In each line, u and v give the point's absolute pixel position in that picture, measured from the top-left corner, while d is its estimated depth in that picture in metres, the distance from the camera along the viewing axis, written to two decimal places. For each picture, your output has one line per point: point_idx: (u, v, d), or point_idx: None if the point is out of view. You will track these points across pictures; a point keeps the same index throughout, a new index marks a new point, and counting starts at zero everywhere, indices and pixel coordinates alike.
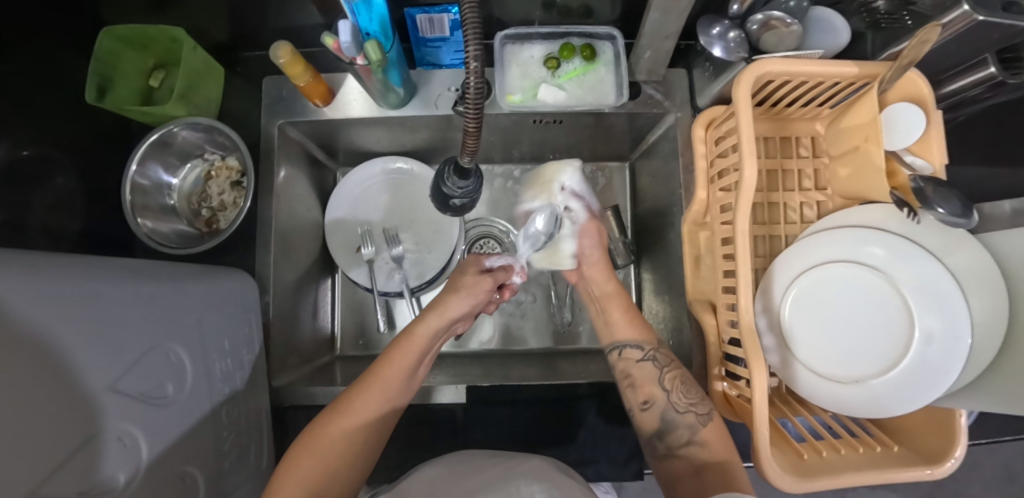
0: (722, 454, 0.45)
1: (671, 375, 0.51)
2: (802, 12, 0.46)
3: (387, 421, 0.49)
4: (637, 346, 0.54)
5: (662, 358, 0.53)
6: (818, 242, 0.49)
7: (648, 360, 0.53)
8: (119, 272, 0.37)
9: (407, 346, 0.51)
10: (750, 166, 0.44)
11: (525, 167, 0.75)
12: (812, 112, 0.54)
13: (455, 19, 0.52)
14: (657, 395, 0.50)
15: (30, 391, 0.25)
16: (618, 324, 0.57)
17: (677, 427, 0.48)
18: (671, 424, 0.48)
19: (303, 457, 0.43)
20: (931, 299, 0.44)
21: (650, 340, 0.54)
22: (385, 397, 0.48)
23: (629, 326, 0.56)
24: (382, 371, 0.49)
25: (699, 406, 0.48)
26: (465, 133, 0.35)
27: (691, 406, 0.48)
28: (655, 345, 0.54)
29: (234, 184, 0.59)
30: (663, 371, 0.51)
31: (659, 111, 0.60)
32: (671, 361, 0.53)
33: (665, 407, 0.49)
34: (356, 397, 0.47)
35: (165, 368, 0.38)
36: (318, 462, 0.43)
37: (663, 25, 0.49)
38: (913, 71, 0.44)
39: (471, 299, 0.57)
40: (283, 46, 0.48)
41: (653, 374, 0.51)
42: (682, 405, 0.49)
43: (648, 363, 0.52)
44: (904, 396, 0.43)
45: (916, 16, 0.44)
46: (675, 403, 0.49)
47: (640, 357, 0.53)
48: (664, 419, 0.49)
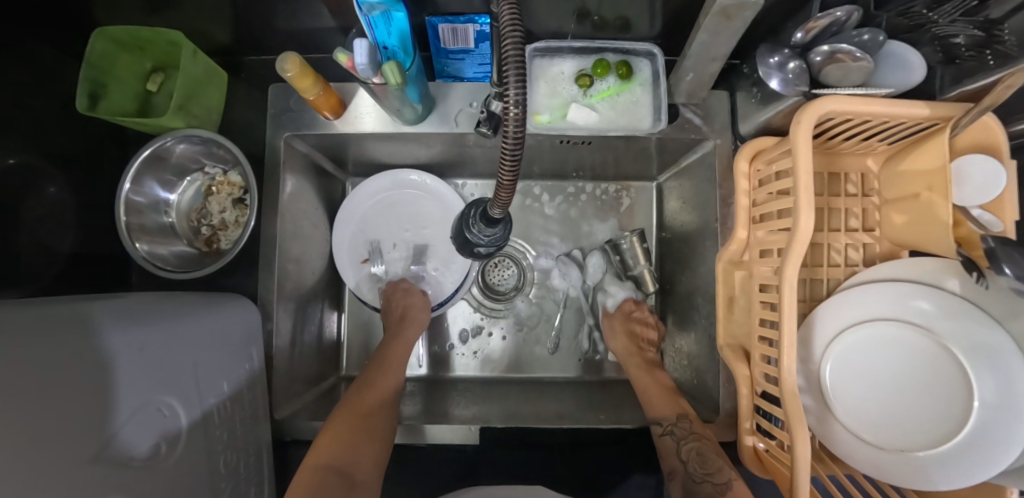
0: None
1: (688, 447, 0.47)
2: (876, 46, 0.40)
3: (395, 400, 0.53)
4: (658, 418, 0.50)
5: (683, 430, 0.48)
6: (868, 297, 0.45)
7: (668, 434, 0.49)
8: (105, 319, 0.33)
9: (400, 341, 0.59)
10: (807, 214, 0.39)
11: (545, 184, 0.71)
12: (867, 147, 0.50)
13: (481, 30, 0.47)
14: (678, 469, 0.46)
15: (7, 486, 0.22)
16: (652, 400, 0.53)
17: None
18: (697, 491, 0.44)
19: (334, 435, 0.46)
20: (992, 368, 0.40)
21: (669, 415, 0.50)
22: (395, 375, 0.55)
23: (661, 401, 0.52)
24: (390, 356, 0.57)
25: (716, 474, 0.43)
26: (498, 186, 0.31)
27: (708, 475, 0.44)
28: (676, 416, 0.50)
29: (236, 201, 0.54)
30: (681, 443, 0.47)
31: (697, 136, 0.55)
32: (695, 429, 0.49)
33: (685, 479, 0.45)
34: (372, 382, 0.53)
35: (157, 424, 0.35)
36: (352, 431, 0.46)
37: (711, 47, 0.45)
38: (992, 116, 0.39)
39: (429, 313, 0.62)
40: (291, 59, 0.43)
41: (672, 446, 0.48)
42: (699, 475, 0.44)
43: (667, 437, 0.49)
44: (960, 470, 0.40)
45: (999, 55, 0.40)
46: (692, 472, 0.45)
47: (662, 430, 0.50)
48: (687, 491, 0.44)
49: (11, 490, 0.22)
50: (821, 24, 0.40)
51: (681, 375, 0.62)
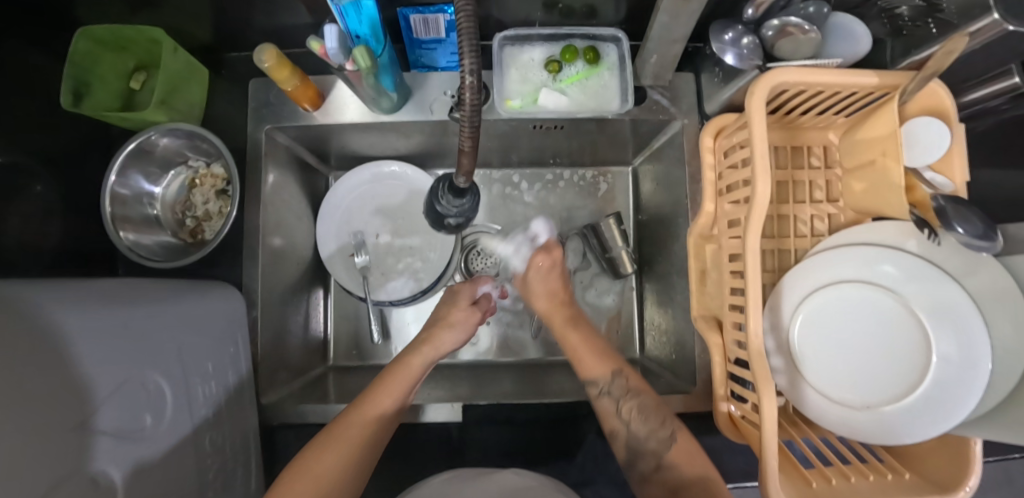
0: (696, 469, 0.43)
1: (628, 406, 0.48)
2: (821, 19, 0.43)
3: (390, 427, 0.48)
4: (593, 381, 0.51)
5: (618, 388, 0.50)
6: (831, 261, 0.47)
7: (605, 395, 0.50)
8: (90, 298, 0.35)
9: (405, 371, 0.51)
10: (763, 183, 0.41)
11: (524, 172, 0.73)
12: (826, 121, 0.52)
13: (451, 20, 0.49)
14: (619, 428, 0.48)
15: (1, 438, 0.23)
16: (579, 356, 0.54)
17: (644, 454, 0.46)
18: (642, 448, 0.46)
19: (315, 470, 0.41)
20: (949, 323, 0.42)
21: (604, 375, 0.51)
22: (397, 399, 0.49)
23: (590, 357, 0.53)
24: (396, 383, 0.50)
25: (659, 430, 0.46)
26: (459, 153, 0.33)
27: (651, 431, 0.46)
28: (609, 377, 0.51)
29: (219, 192, 0.56)
30: (620, 402, 0.49)
31: (665, 117, 0.57)
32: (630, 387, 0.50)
33: (627, 437, 0.47)
34: (371, 402, 0.47)
35: (143, 399, 0.36)
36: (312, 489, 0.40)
37: (671, 28, 0.47)
38: (936, 81, 0.41)
39: (465, 333, 0.58)
40: (267, 50, 0.45)
41: (611, 408, 0.49)
42: (643, 432, 0.47)
43: (605, 398, 0.50)
44: (921, 423, 0.41)
45: (941, 23, 0.41)
46: (636, 431, 0.47)
47: (598, 392, 0.51)
48: (630, 448, 0.47)
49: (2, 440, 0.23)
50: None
51: (661, 352, 0.64)
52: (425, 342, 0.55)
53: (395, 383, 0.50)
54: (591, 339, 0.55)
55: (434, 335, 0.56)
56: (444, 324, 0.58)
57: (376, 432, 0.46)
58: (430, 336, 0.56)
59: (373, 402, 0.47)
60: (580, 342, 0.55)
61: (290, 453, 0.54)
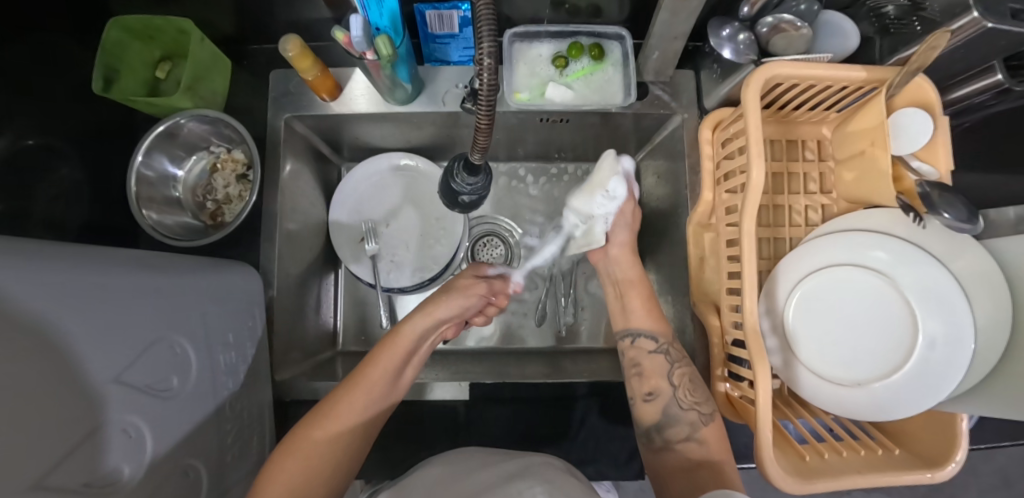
0: (718, 453, 0.47)
1: (680, 372, 0.51)
2: (813, 15, 0.46)
3: (366, 427, 0.48)
4: (651, 337, 0.54)
5: (675, 353, 0.52)
6: (823, 246, 0.49)
7: (661, 353, 0.53)
8: (126, 264, 0.37)
9: (388, 359, 0.50)
10: (758, 168, 0.44)
11: (530, 166, 0.75)
12: (819, 115, 0.54)
13: (465, 16, 0.52)
14: (662, 388, 0.50)
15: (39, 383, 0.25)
16: (635, 312, 0.56)
17: (678, 421, 0.49)
18: (677, 417, 0.49)
19: (308, 449, 0.43)
20: (933, 303, 0.44)
21: (665, 334, 0.54)
22: (369, 402, 0.48)
23: (646, 316, 0.56)
24: (372, 375, 0.49)
25: (704, 406, 0.49)
26: (476, 130, 0.36)
27: (695, 405, 0.49)
28: (669, 338, 0.54)
29: (240, 177, 0.59)
30: (674, 366, 0.51)
31: (666, 111, 0.60)
32: (681, 356, 0.53)
33: (669, 401, 0.49)
34: (335, 411, 0.46)
35: (171, 360, 0.38)
36: (306, 466, 0.42)
37: (672, 26, 0.49)
38: (921, 76, 0.44)
39: (463, 300, 0.59)
40: (292, 40, 0.48)
41: (662, 366, 0.52)
42: (686, 402, 0.49)
43: (659, 355, 0.52)
44: (905, 399, 0.43)
45: (926, 23, 0.44)
46: (680, 398, 0.49)
47: (652, 349, 0.53)
48: (667, 412, 0.49)
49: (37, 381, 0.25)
50: None
51: None
52: (420, 309, 0.56)
53: (382, 356, 0.50)
54: (651, 303, 0.57)
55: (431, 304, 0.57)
56: (443, 291, 0.59)
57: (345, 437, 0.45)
58: (424, 306, 0.57)
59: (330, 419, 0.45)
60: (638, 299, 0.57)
61: None
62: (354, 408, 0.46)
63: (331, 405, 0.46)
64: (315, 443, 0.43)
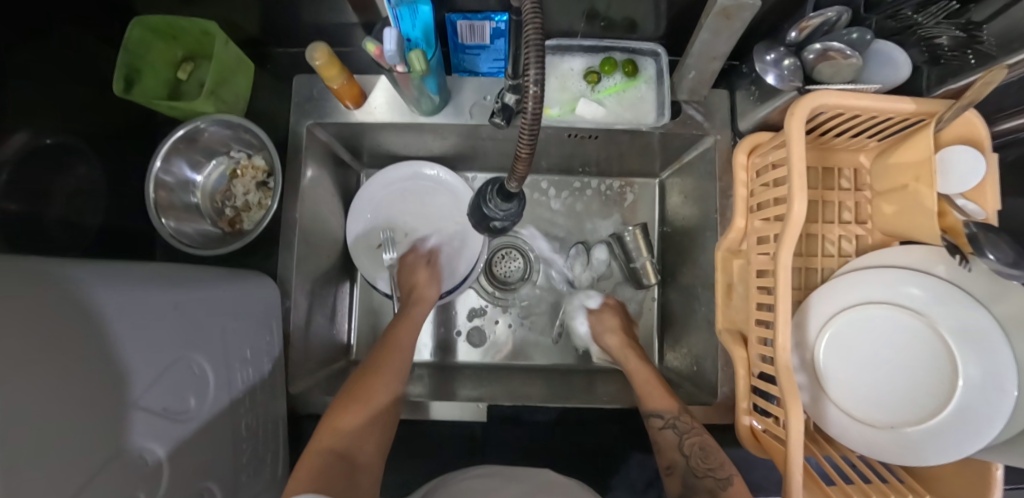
0: None
1: (691, 441, 0.48)
2: (864, 45, 0.44)
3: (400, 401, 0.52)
4: (658, 412, 0.50)
5: (683, 425, 0.49)
6: (860, 281, 0.48)
7: (670, 429, 0.49)
8: (146, 279, 0.36)
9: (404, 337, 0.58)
10: (800, 201, 0.42)
11: (552, 179, 0.74)
12: (859, 143, 0.53)
13: (497, 27, 0.50)
14: (678, 462, 0.47)
15: (54, 420, 0.24)
16: (651, 394, 0.53)
17: (698, 492, 0.45)
18: (697, 486, 0.45)
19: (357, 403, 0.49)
20: (974, 347, 0.43)
21: (671, 408, 0.50)
22: (402, 360, 0.56)
23: (659, 396, 0.52)
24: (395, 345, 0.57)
25: (719, 470, 0.45)
26: (516, 158, 0.34)
27: (710, 471, 0.45)
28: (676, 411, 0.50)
29: (260, 184, 0.57)
30: (684, 437, 0.48)
31: (698, 132, 0.58)
32: (694, 424, 0.50)
33: (685, 470, 0.46)
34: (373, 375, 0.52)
35: (189, 380, 0.37)
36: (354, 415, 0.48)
37: (712, 46, 0.48)
38: (972, 111, 0.42)
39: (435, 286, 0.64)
40: (319, 48, 0.46)
41: (675, 441, 0.48)
42: (700, 470, 0.46)
43: (669, 431, 0.49)
44: (942, 446, 0.42)
45: (981, 55, 0.43)
46: (694, 468, 0.46)
47: (662, 424, 0.50)
48: (686, 485, 0.46)
49: (49, 419, 0.24)
50: (813, 24, 0.44)
51: (682, 364, 0.64)
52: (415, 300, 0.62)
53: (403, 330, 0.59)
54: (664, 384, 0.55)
55: (419, 289, 0.63)
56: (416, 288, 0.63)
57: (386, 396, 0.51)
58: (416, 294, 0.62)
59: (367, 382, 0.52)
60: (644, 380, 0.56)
61: None
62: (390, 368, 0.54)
63: (374, 367, 0.54)
64: (362, 398, 0.49)
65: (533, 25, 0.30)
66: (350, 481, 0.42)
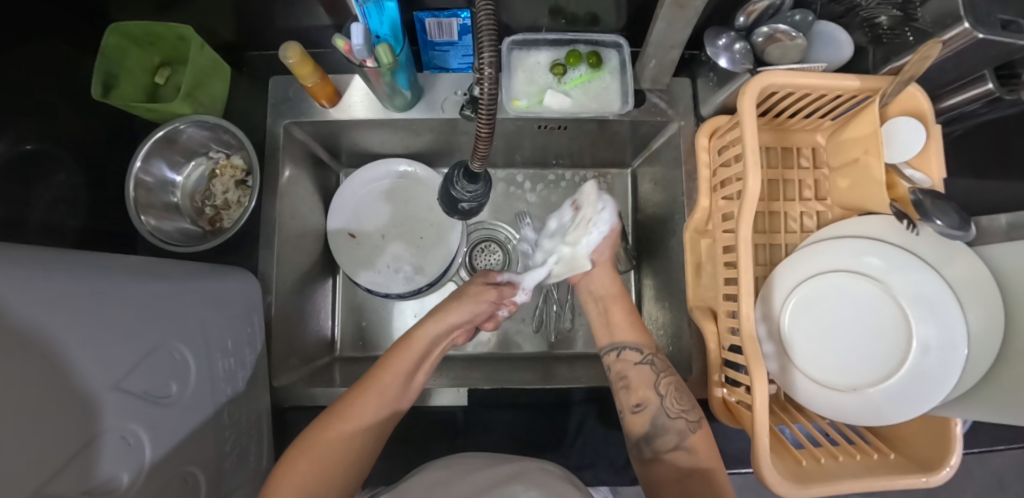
0: (707, 462, 0.46)
1: (666, 381, 0.51)
2: (807, 26, 0.47)
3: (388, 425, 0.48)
4: (636, 348, 0.54)
5: (659, 363, 0.53)
6: (820, 252, 0.50)
7: (647, 364, 0.53)
8: (126, 270, 0.37)
9: (398, 368, 0.50)
10: (754, 175, 0.44)
11: (527, 173, 0.76)
12: (813, 124, 0.55)
13: (464, 24, 0.52)
14: (651, 399, 0.50)
15: (33, 394, 0.25)
16: (619, 326, 0.57)
17: (666, 431, 0.48)
18: (666, 426, 0.48)
19: (318, 452, 0.42)
20: (928, 310, 0.45)
21: (649, 344, 0.54)
22: (383, 403, 0.48)
23: (629, 329, 0.56)
24: (378, 380, 0.49)
25: (690, 412, 0.49)
26: (476, 138, 0.36)
27: (683, 413, 0.48)
28: (654, 350, 0.54)
29: (238, 183, 0.59)
30: (660, 376, 0.51)
31: (662, 119, 0.60)
32: (667, 367, 0.53)
33: (657, 412, 0.49)
34: (349, 409, 0.46)
35: (170, 367, 0.38)
36: (316, 470, 0.41)
37: (669, 34, 0.50)
38: (914, 86, 0.45)
39: (473, 307, 0.59)
40: (292, 47, 0.48)
41: (650, 377, 0.51)
42: (674, 411, 0.49)
43: (645, 367, 0.52)
44: (901, 404, 0.44)
45: (918, 32, 0.46)
46: (668, 408, 0.49)
47: (638, 360, 0.53)
48: (655, 423, 0.49)
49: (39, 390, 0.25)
50: (759, 8, 0.46)
51: (659, 345, 0.66)
52: (431, 315, 0.57)
53: (399, 357, 0.52)
54: (634, 317, 0.59)
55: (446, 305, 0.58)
56: (455, 296, 0.59)
57: (351, 442, 0.45)
58: (439, 310, 0.58)
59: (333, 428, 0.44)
60: (622, 316, 0.58)
61: (299, 433, 0.56)
62: (365, 415, 0.46)
63: (343, 408, 0.46)
64: (317, 453, 0.42)
65: (485, 10, 0.32)
66: None
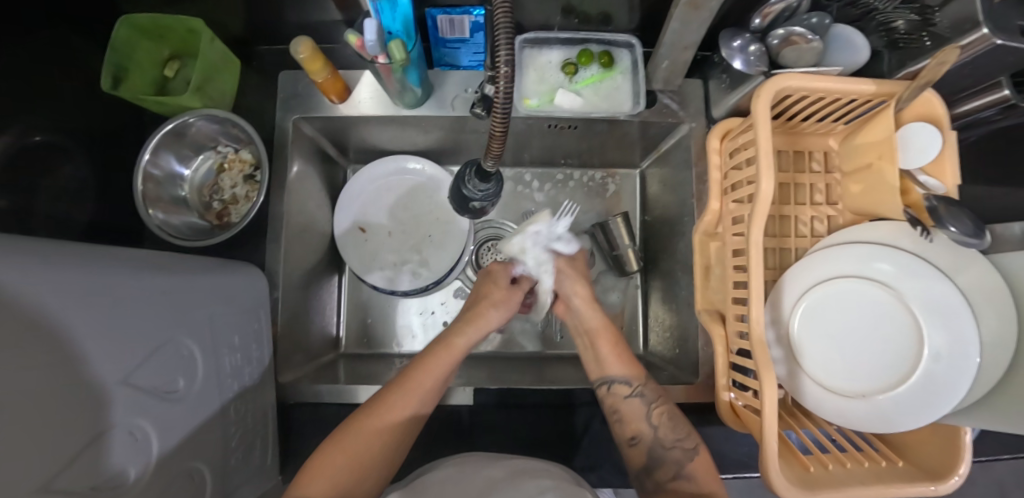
0: (708, 487, 0.45)
1: (658, 411, 0.49)
2: (823, 29, 0.46)
3: (411, 429, 0.47)
4: (626, 381, 0.51)
5: (650, 394, 0.51)
6: (831, 257, 0.49)
7: (636, 397, 0.50)
8: (135, 264, 0.37)
9: (428, 373, 0.49)
10: (768, 179, 0.43)
11: (535, 172, 0.76)
12: (826, 127, 0.55)
13: (477, 21, 0.52)
14: (645, 432, 0.48)
15: (44, 388, 0.25)
16: (607, 360, 0.54)
17: (664, 462, 0.47)
18: (664, 455, 0.47)
19: (350, 450, 0.43)
20: (940, 317, 0.44)
21: (638, 375, 0.51)
22: (419, 407, 0.48)
23: (618, 361, 0.53)
24: (417, 382, 0.48)
25: (686, 440, 0.48)
26: (490, 137, 0.36)
27: (678, 443, 0.47)
28: (644, 380, 0.51)
29: (247, 178, 0.59)
30: (651, 407, 0.50)
31: (673, 120, 0.60)
32: (659, 394, 0.51)
33: (652, 443, 0.48)
34: (387, 409, 0.46)
35: (178, 362, 0.38)
36: (348, 469, 0.42)
37: (682, 35, 0.50)
38: (929, 91, 0.44)
39: (506, 312, 0.59)
40: (304, 42, 0.48)
41: (641, 410, 0.49)
42: (668, 441, 0.48)
43: (636, 399, 0.50)
44: (910, 411, 0.43)
45: (934, 38, 0.45)
46: (661, 438, 0.48)
47: (629, 393, 0.51)
48: (653, 454, 0.47)
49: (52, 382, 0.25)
50: (775, 10, 0.46)
51: (665, 348, 0.66)
52: (470, 322, 0.56)
53: (438, 358, 0.51)
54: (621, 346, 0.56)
55: (479, 307, 0.58)
56: (486, 301, 0.58)
57: (383, 444, 0.45)
58: (474, 314, 0.57)
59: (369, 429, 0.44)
60: (607, 344, 0.55)
61: (304, 430, 0.56)
62: (400, 417, 0.46)
63: (382, 407, 0.46)
64: (352, 454, 0.42)
65: (502, 8, 0.31)
66: None
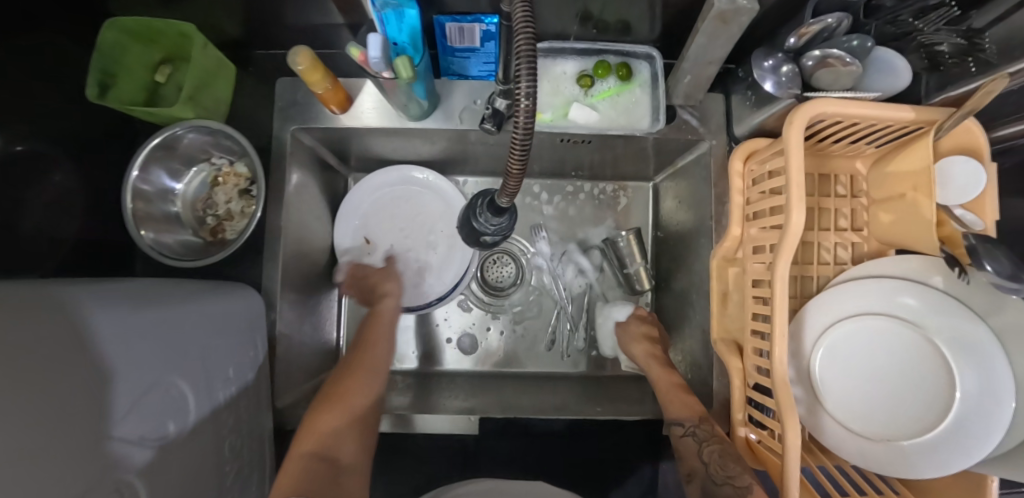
0: None
1: (709, 449, 0.49)
2: (864, 52, 0.43)
3: (375, 383, 0.56)
4: (678, 421, 0.53)
5: (704, 432, 0.51)
6: (854, 291, 0.47)
7: (690, 436, 0.52)
8: (116, 301, 0.34)
9: (371, 345, 0.59)
10: (798, 212, 0.40)
11: (545, 183, 0.73)
12: (855, 150, 0.52)
13: (488, 30, 0.48)
14: (699, 469, 0.50)
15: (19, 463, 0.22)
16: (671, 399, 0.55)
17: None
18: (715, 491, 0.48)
19: (333, 403, 0.51)
20: (970, 357, 0.42)
21: (691, 416, 0.52)
22: (380, 353, 0.59)
23: (679, 402, 0.54)
24: (369, 339, 0.60)
25: (738, 478, 0.45)
26: (507, 174, 0.33)
27: (728, 478, 0.46)
28: (697, 418, 0.52)
29: (242, 192, 0.56)
30: (703, 445, 0.50)
31: (693, 137, 0.57)
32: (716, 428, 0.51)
33: (705, 479, 0.49)
34: (355, 360, 0.57)
35: (167, 404, 0.35)
36: (335, 414, 0.50)
37: (707, 50, 0.46)
38: (971, 120, 0.41)
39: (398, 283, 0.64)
40: (301, 53, 0.44)
41: (695, 448, 0.51)
42: (720, 477, 0.47)
43: (689, 438, 0.52)
44: (940, 458, 0.41)
45: (982, 63, 0.42)
46: (714, 475, 0.48)
47: (684, 431, 0.53)
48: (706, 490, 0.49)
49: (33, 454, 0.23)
50: (813, 30, 0.42)
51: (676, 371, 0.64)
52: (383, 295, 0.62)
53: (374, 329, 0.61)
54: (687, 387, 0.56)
55: (380, 285, 0.63)
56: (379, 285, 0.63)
57: (361, 390, 0.54)
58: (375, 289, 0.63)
59: (347, 381, 0.54)
60: (670, 385, 0.57)
61: None
62: (366, 363, 0.57)
63: (346, 369, 0.55)
64: (336, 399, 0.51)
65: (524, 34, 0.28)
66: (335, 481, 0.45)
